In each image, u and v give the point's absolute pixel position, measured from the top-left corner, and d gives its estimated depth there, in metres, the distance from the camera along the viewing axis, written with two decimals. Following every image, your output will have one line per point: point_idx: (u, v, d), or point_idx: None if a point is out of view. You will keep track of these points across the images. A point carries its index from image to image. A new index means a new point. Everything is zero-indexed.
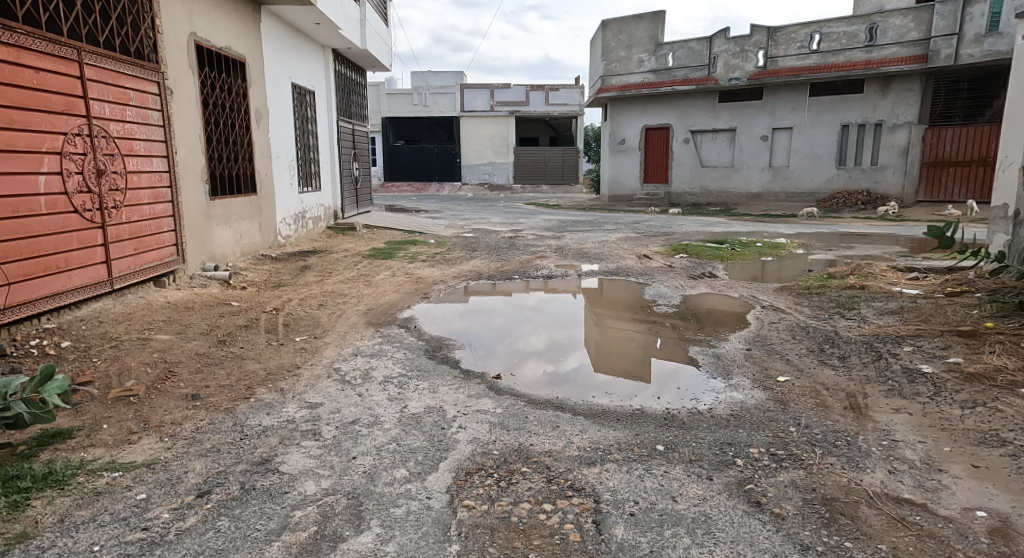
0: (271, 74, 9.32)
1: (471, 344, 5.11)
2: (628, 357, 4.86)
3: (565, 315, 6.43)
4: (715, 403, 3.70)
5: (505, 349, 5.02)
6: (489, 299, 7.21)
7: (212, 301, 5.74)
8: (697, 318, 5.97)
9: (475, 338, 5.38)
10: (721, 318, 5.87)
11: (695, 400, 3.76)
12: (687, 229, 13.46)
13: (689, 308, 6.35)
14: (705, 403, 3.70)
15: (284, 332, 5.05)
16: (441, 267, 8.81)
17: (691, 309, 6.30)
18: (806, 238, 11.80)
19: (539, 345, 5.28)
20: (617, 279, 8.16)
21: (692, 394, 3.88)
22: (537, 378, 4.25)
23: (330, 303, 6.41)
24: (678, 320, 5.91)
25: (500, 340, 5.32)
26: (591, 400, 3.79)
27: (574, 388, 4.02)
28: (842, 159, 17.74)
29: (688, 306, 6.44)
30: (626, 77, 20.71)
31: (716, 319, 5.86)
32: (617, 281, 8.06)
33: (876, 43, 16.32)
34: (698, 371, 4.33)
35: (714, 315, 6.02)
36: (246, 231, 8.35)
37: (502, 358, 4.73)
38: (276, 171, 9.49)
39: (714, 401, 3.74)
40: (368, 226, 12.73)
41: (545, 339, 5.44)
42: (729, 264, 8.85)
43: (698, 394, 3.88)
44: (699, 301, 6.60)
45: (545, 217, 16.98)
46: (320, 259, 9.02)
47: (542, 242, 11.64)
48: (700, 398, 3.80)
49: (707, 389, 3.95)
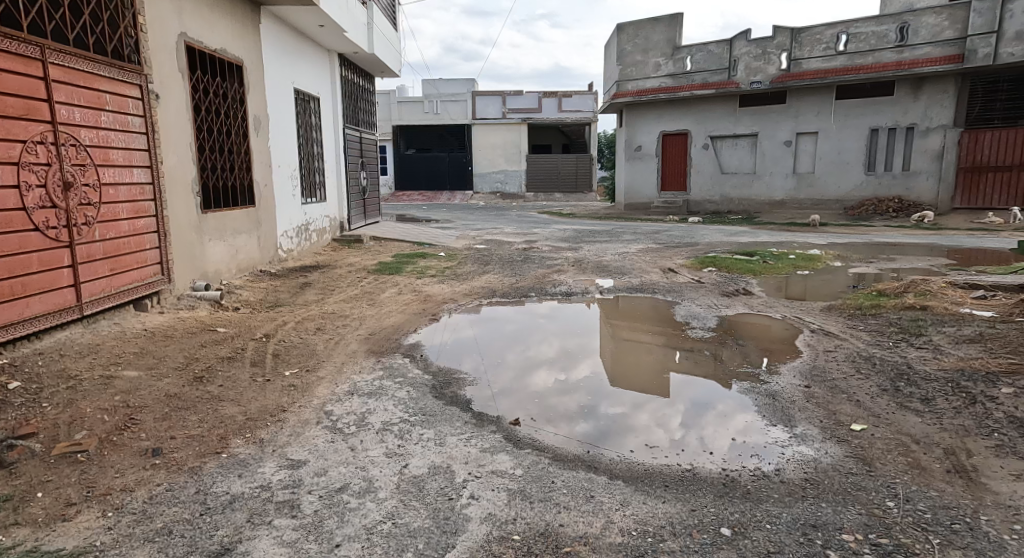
0: (271, 79, 8.81)
1: (475, 363, 4.87)
2: (645, 369, 4.76)
3: (576, 325, 6.12)
4: (784, 460, 3.06)
5: (512, 361, 4.92)
6: (493, 312, 6.81)
7: (197, 326, 5.16)
8: (739, 345, 5.27)
9: (476, 355, 5.10)
10: (769, 347, 5.16)
11: (751, 441, 3.31)
12: (711, 240, 12.77)
13: (730, 333, 5.64)
14: (772, 464, 3.02)
15: (272, 365, 4.44)
16: (452, 283, 8.21)
17: (731, 335, 5.60)
18: (840, 249, 11.05)
19: (552, 351, 5.24)
20: (633, 296, 7.50)
21: (754, 447, 3.24)
22: (546, 387, 4.26)
23: (329, 327, 5.82)
24: (710, 342, 5.39)
25: (511, 348, 5.26)
26: (601, 412, 3.76)
27: (586, 396, 4.07)
28: (870, 165, 16.97)
29: (728, 331, 5.73)
30: (642, 82, 20.09)
31: (758, 347, 5.19)
32: (630, 297, 7.42)
33: (908, 43, 15.57)
34: (755, 416, 3.64)
35: (760, 342, 5.32)
36: (243, 246, 7.80)
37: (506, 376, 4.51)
38: (276, 181, 8.96)
39: (788, 461, 3.06)
40: (376, 238, 12.20)
41: (557, 345, 5.39)
42: (763, 279, 8.17)
43: (765, 444, 3.26)
44: (739, 326, 5.90)
45: (561, 227, 16.38)
46: (323, 275, 8.47)
47: (559, 254, 11.03)
48: (763, 442, 3.29)
49: (753, 421, 3.59)
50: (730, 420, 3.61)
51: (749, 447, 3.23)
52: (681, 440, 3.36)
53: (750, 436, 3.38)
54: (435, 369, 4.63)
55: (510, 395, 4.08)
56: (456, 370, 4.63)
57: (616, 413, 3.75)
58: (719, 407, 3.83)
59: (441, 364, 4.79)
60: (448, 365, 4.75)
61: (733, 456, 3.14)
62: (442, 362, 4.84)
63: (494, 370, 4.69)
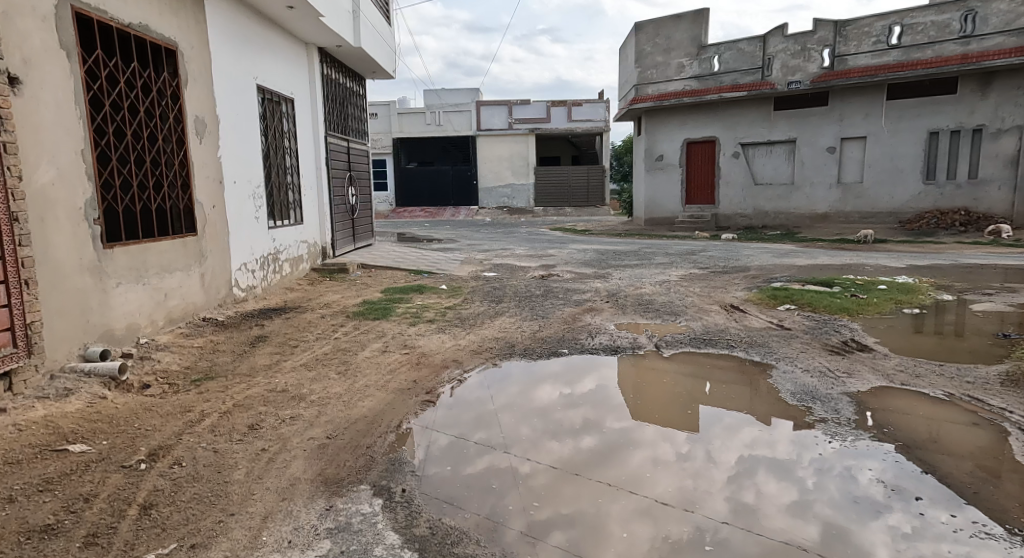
0: (223, 71, 6.91)
1: (466, 383, 4.73)
2: (669, 405, 4.31)
3: (610, 402, 4.35)
4: (817, 503, 3.02)
5: (509, 379, 4.81)
6: (498, 376, 4.92)
7: (35, 446, 3.17)
8: (936, 471, 3.24)
9: (468, 376, 4.91)
10: (987, 474, 3.19)
11: (758, 457, 3.50)
12: (763, 263, 10.74)
13: (902, 446, 3.49)
14: (811, 524, 2.87)
15: (127, 541, 2.48)
16: (455, 332, 6.21)
17: (908, 450, 3.45)
18: (932, 275, 8.98)
19: (556, 366, 5.16)
20: (695, 353, 5.42)
21: (796, 495, 3.10)
22: (550, 402, 4.33)
23: (269, 426, 3.82)
24: (883, 456, 3.39)
25: (513, 364, 5.17)
26: (605, 427, 3.95)
27: (592, 409, 4.20)
28: (930, 173, 15.01)
29: (893, 438, 3.57)
30: (663, 85, 18.26)
31: (973, 480, 3.14)
32: (695, 356, 5.33)
33: (974, 33, 13.72)
34: (849, 513, 2.92)
35: (966, 464, 3.28)
36: (177, 288, 5.86)
37: (496, 399, 4.36)
38: (231, 201, 7.03)
39: (825, 510, 2.96)
40: (365, 266, 10.27)
41: (561, 361, 5.29)
42: (869, 323, 6.15)
43: (796, 484, 3.19)
44: (898, 425, 3.72)
45: (579, 247, 14.42)
46: (285, 323, 6.50)
47: (585, 284, 9.06)
48: (775, 461, 3.43)
49: (760, 433, 3.80)
50: (737, 433, 3.81)
51: (756, 462, 3.44)
52: (687, 454, 3.57)
53: (758, 451, 3.58)
54: (429, 480, 3.22)
55: (505, 418, 4.06)
56: (460, 473, 3.31)
57: (621, 427, 3.94)
58: (726, 420, 4.04)
59: (426, 451, 3.56)
60: (450, 494, 3.07)
61: (739, 471, 3.36)
62: (435, 484, 3.17)
63: (484, 392, 4.57)
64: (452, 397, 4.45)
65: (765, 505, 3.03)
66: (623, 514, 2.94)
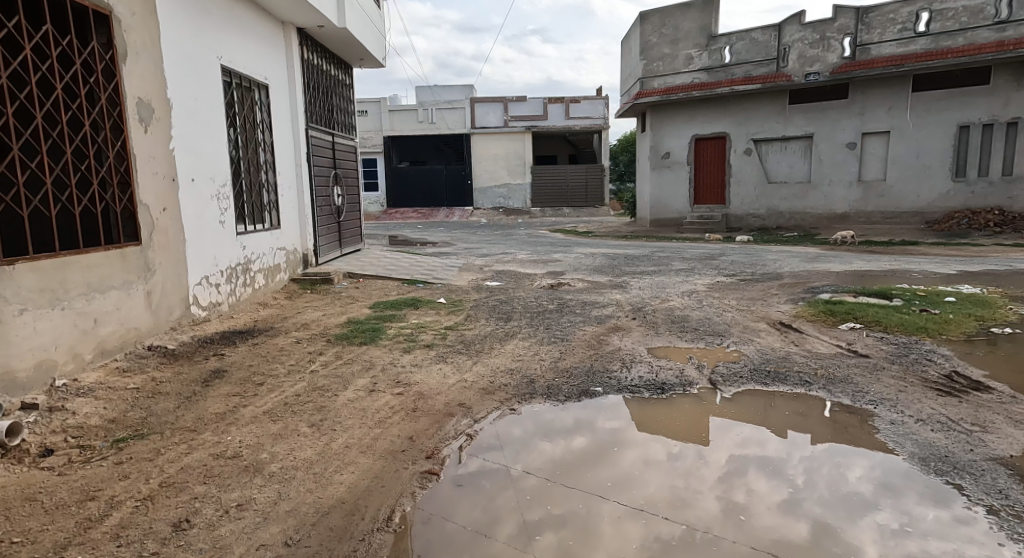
0: (177, 46, 5.74)
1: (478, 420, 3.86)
2: (678, 414, 3.89)
3: (671, 465, 3.26)
4: (807, 500, 2.83)
5: (521, 407, 4.07)
6: (520, 423, 3.80)
7: None
8: None
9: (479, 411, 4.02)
10: None
11: (749, 457, 3.30)
12: (796, 270, 9.67)
13: None
14: (802, 522, 2.66)
15: None
16: (459, 361, 5.08)
17: None
18: (995, 284, 7.94)
19: (572, 389, 4.39)
20: (763, 394, 4.23)
21: (784, 494, 2.88)
22: (540, 407, 4.03)
23: (208, 524, 2.67)
24: None
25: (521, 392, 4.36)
26: (597, 426, 3.68)
27: (584, 411, 3.94)
28: (960, 170, 14.01)
29: None
30: (670, 78, 17.17)
31: None
32: (764, 399, 4.15)
33: (1010, 19, 12.74)
34: (831, 505, 2.78)
35: None
36: (114, 312, 4.68)
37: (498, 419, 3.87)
38: (188, 204, 5.87)
39: (815, 507, 2.78)
40: (353, 274, 9.12)
41: (577, 384, 4.49)
42: (961, 348, 5.08)
43: (786, 482, 3.00)
44: None
45: (585, 251, 13.35)
46: (250, 351, 5.33)
47: (603, 295, 7.97)
48: (767, 461, 3.23)
49: (751, 432, 3.60)
50: (729, 432, 3.61)
51: (746, 461, 3.24)
52: (677, 453, 3.34)
53: (750, 450, 3.37)
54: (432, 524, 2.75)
55: (498, 426, 3.77)
56: None
57: (614, 427, 3.68)
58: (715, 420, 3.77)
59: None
60: None
61: (729, 469, 3.13)
62: None
63: (492, 417, 3.92)
64: (461, 440, 3.57)
65: (754, 503, 2.81)
66: (613, 513, 2.76)
